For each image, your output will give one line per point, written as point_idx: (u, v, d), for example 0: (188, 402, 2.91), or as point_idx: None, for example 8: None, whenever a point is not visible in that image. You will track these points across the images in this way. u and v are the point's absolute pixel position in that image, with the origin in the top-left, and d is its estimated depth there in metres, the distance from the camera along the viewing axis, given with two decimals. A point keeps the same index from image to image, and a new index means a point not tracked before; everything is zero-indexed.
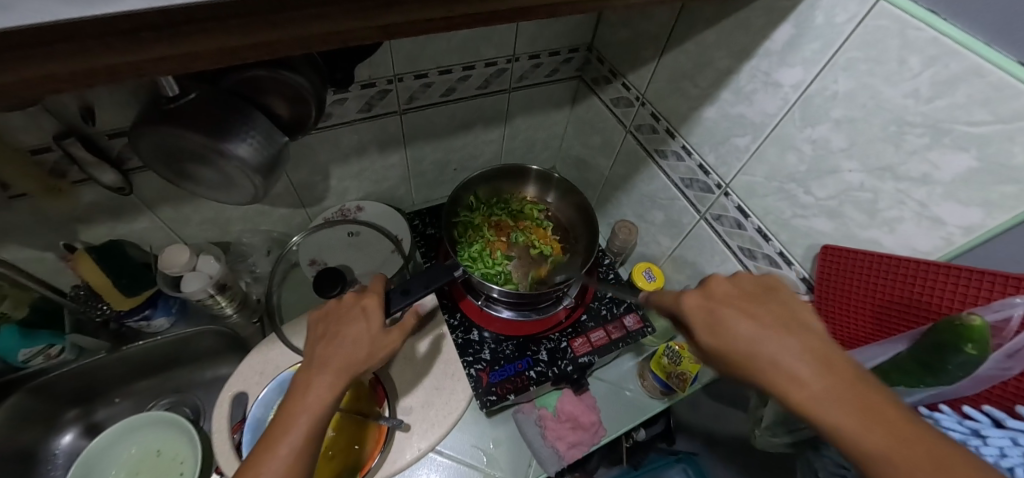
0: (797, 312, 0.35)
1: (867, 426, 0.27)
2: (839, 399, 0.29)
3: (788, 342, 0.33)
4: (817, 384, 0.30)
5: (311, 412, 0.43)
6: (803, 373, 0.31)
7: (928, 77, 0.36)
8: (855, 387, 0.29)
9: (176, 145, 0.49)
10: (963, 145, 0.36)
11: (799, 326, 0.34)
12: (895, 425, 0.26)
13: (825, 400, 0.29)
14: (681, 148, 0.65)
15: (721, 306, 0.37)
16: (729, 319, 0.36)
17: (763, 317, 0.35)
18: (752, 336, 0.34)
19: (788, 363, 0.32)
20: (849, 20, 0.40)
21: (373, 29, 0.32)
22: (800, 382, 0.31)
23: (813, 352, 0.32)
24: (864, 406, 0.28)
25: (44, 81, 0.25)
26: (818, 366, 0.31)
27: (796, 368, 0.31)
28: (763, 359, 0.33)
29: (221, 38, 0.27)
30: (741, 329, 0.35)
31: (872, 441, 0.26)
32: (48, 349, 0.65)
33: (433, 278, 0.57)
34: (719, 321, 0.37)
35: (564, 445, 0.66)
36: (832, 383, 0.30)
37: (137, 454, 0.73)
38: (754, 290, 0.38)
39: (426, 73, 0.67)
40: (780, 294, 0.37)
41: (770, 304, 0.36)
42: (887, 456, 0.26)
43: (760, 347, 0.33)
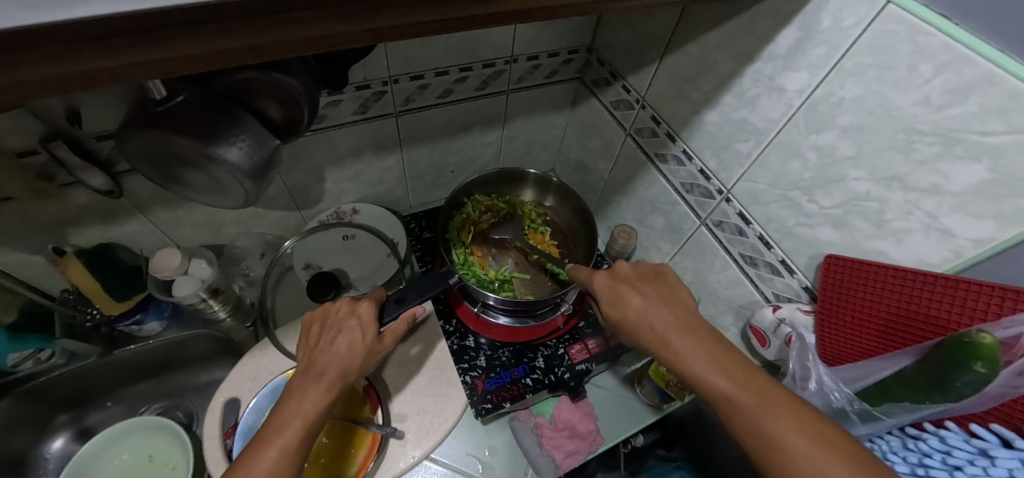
0: (673, 287, 0.45)
1: (715, 372, 0.35)
2: (697, 356, 0.37)
3: (664, 313, 0.41)
4: (684, 346, 0.38)
5: (304, 419, 0.42)
6: (670, 335, 0.40)
7: (940, 84, 0.35)
8: (709, 344, 0.38)
9: (163, 148, 0.47)
10: (975, 156, 0.34)
11: (668, 292, 0.44)
12: (726, 361, 0.36)
13: (688, 356, 0.37)
14: (682, 152, 0.64)
15: (621, 286, 0.46)
16: (625, 297, 0.45)
17: (649, 295, 0.44)
18: (639, 311, 0.43)
19: (666, 332, 0.40)
20: (857, 24, 0.38)
21: (362, 32, 0.30)
22: (673, 345, 0.39)
23: (681, 320, 0.40)
24: (710, 356, 0.36)
25: (13, 88, 0.23)
26: (682, 330, 0.39)
27: (666, 330, 0.40)
28: (651, 330, 0.41)
29: (200, 43, 0.25)
30: (633, 305, 0.44)
31: (717, 383, 0.35)
32: (38, 354, 0.65)
33: (429, 287, 0.56)
34: (618, 299, 0.45)
35: (561, 454, 0.65)
36: (693, 342, 0.38)
37: (130, 459, 0.72)
38: (647, 271, 0.47)
39: (423, 75, 0.66)
40: (664, 275, 0.47)
41: (659, 283, 0.45)
42: (726, 393, 0.34)
43: (648, 321, 0.42)
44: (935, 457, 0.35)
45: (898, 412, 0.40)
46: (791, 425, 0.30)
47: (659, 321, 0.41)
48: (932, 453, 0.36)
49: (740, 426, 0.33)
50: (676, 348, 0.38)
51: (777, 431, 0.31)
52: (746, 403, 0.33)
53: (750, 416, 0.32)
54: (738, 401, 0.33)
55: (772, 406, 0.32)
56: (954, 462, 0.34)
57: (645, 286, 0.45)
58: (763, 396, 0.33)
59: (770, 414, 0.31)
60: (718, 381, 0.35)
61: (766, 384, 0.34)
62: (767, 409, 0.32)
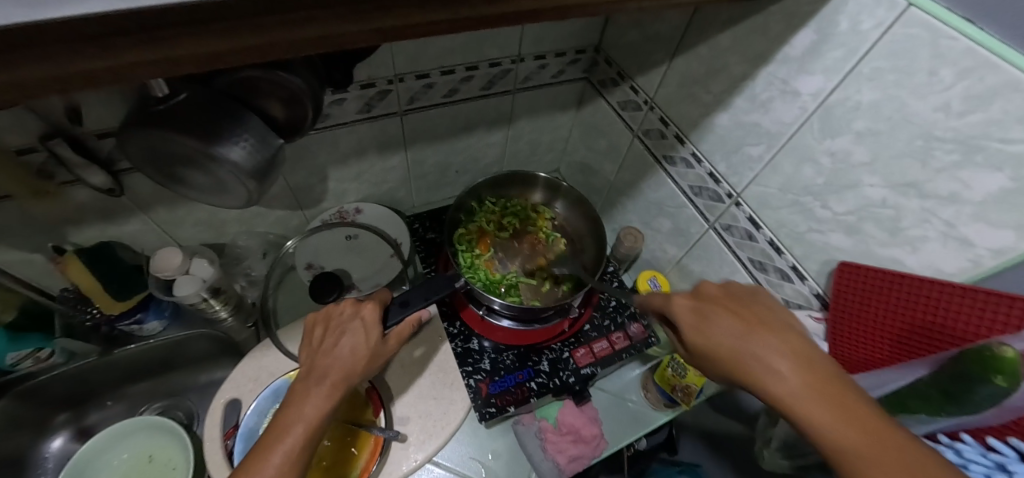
0: (773, 313, 0.38)
1: (842, 427, 0.29)
2: (810, 400, 0.31)
3: (763, 342, 0.35)
4: (796, 389, 0.32)
5: (306, 424, 0.41)
6: (773, 371, 0.33)
7: (961, 90, 0.34)
8: (827, 388, 0.31)
9: (165, 147, 0.46)
10: (996, 164, 0.33)
11: (766, 318, 0.37)
12: (851, 413, 0.29)
13: (797, 401, 0.31)
14: (690, 155, 0.63)
15: (709, 308, 0.40)
16: (713, 319, 0.39)
17: (744, 322, 0.37)
18: (730, 336, 0.37)
19: (769, 364, 0.34)
20: (876, 27, 0.38)
21: (370, 32, 0.29)
22: (777, 386, 0.33)
23: (787, 352, 0.34)
24: (829, 402, 0.30)
25: (9, 88, 0.23)
26: (795, 367, 0.33)
27: (768, 364, 0.34)
28: (749, 364, 0.35)
29: (203, 42, 0.25)
30: (722, 328, 0.38)
31: (840, 442, 0.28)
32: (38, 353, 0.63)
33: (434, 290, 0.55)
34: (703, 322, 0.40)
35: (565, 458, 0.64)
36: (805, 385, 0.31)
37: (129, 459, 0.71)
38: (736, 292, 0.41)
39: (428, 74, 0.65)
40: (758, 298, 0.40)
41: (756, 307, 0.39)
42: (848, 452, 0.28)
43: (741, 350, 0.36)
44: None
45: (912, 422, 0.39)
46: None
47: (759, 354, 0.35)
48: None
49: None
50: (781, 387, 0.32)
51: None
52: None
53: None
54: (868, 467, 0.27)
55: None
56: (968, 474, 0.33)
57: (738, 309, 0.39)
58: (914, 474, 0.25)
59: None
60: (845, 438, 0.28)
61: (911, 452, 0.26)
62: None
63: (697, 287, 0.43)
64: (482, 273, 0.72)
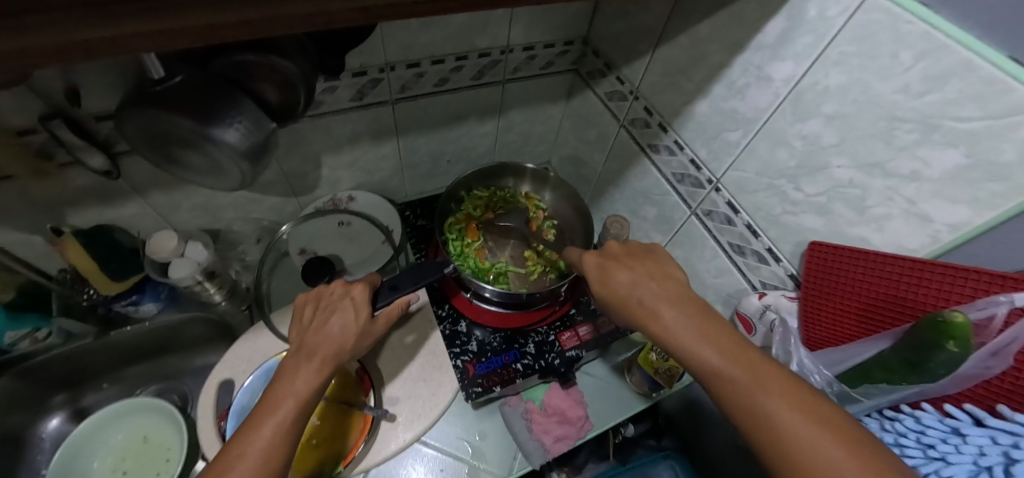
0: (662, 264, 0.44)
1: (707, 349, 0.35)
2: (708, 344, 0.35)
3: (670, 301, 0.40)
4: (700, 336, 0.36)
5: (297, 397, 0.43)
6: (679, 322, 0.38)
7: (919, 71, 0.36)
8: (713, 330, 0.36)
9: (162, 127, 0.48)
10: (952, 142, 0.35)
11: (660, 271, 0.43)
12: (742, 352, 0.34)
13: (699, 348, 0.35)
14: (673, 143, 0.65)
15: (613, 266, 0.45)
16: (616, 274, 0.44)
17: (654, 284, 0.42)
18: (647, 295, 0.41)
19: (654, 302, 0.40)
20: (842, 12, 0.39)
21: (355, 11, 0.31)
22: (684, 335, 0.37)
23: (680, 304, 0.39)
24: (726, 343, 0.35)
25: (12, 56, 0.24)
26: (672, 305, 0.39)
27: (658, 308, 0.39)
28: (660, 321, 0.39)
29: (196, 15, 0.26)
30: (637, 288, 0.42)
31: (709, 361, 0.34)
32: (36, 333, 0.65)
33: (423, 274, 0.56)
34: (608, 278, 0.45)
35: (550, 439, 0.66)
36: (700, 330, 0.36)
37: (124, 439, 0.73)
38: (635, 251, 0.47)
39: (419, 63, 0.66)
40: (653, 255, 0.46)
41: (647, 260, 0.45)
42: (737, 383, 0.32)
43: (656, 309, 0.39)
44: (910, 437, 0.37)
45: (876, 393, 0.41)
46: (816, 425, 0.29)
47: (667, 310, 0.39)
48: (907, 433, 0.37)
49: (736, 404, 0.32)
50: (689, 339, 0.36)
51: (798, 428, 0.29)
52: (736, 378, 0.33)
53: (741, 393, 0.32)
54: (760, 399, 0.31)
55: (797, 403, 0.30)
56: (927, 440, 0.35)
57: (641, 266, 0.44)
58: (788, 394, 0.31)
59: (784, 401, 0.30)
60: (736, 373, 0.33)
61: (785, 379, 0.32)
62: (790, 403, 0.30)
63: (605, 248, 0.49)
64: (473, 261, 0.73)
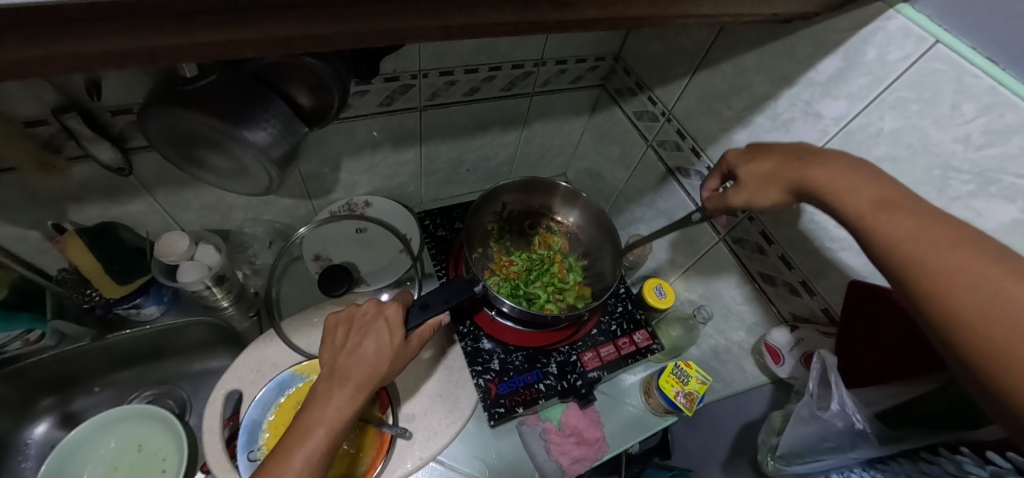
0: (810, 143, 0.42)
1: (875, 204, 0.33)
2: (859, 194, 0.34)
3: (818, 165, 0.38)
4: (866, 188, 0.34)
5: (329, 427, 0.41)
6: (844, 188, 0.35)
7: (981, 124, 0.36)
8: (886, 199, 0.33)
9: (190, 129, 0.45)
10: (1010, 196, 0.36)
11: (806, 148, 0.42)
12: (898, 207, 0.32)
13: (866, 199, 0.34)
14: (706, 168, 0.65)
15: (757, 157, 0.45)
16: (763, 163, 0.43)
17: (790, 166, 0.41)
18: (800, 169, 0.40)
19: (820, 181, 0.37)
20: (904, 59, 0.39)
21: (436, 29, 0.30)
22: (849, 190, 0.35)
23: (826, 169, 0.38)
24: (888, 204, 0.32)
25: (81, 57, 0.22)
26: (835, 173, 0.37)
27: (811, 175, 0.38)
28: (819, 182, 0.37)
29: (282, 26, 0.25)
30: (784, 173, 0.41)
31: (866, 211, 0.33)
32: (28, 334, 0.60)
33: (454, 294, 0.54)
34: (754, 168, 0.44)
35: (568, 460, 0.64)
36: (861, 190, 0.34)
37: (118, 447, 0.69)
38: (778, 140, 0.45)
39: (452, 71, 0.65)
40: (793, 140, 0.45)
41: (795, 146, 0.43)
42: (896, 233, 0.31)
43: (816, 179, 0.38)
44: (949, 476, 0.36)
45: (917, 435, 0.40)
46: (987, 265, 0.26)
47: (821, 172, 0.38)
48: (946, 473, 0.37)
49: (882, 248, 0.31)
50: (848, 195, 0.35)
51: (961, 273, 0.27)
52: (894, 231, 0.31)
53: (895, 240, 0.31)
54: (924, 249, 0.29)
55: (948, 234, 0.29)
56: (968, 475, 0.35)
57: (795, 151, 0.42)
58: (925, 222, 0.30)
59: (946, 245, 0.28)
60: (892, 215, 0.32)
61: (957, 233, 0.29)
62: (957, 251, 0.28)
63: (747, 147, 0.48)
64: (506, 273, 0.74)
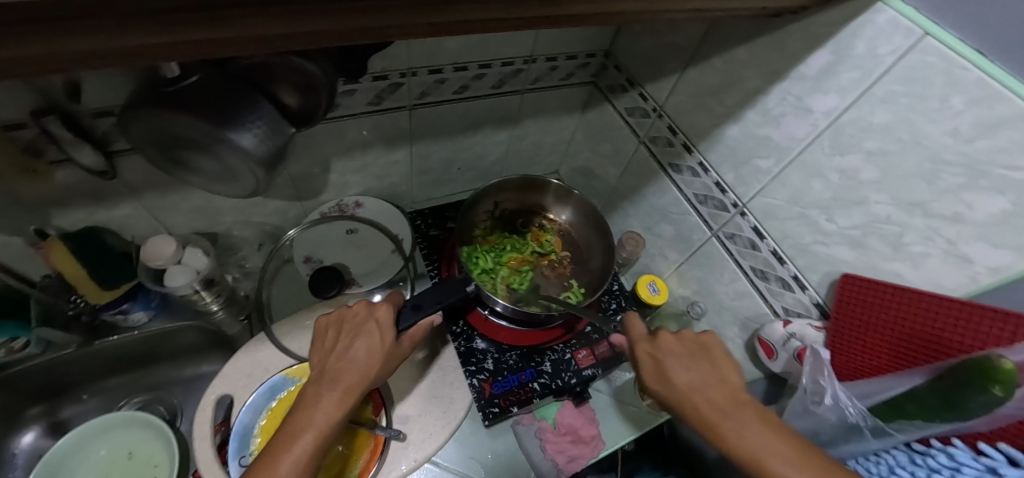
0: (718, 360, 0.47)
1: (757, 426, 0.38)
2: (751, 423, 0.38)
3: (717, 398, 0.42)
4: (749, 421, 0.39)
5: (317, 431, 0.40)
6: (733, 415, 0.40)
7: (971, 117, 0.36)
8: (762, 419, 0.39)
9: (173, 131, 0.44)
10: (1000, 189, 0.36)
11: (711, 357, 0.47)
12: (768, 421, 0.38)
13: (743, 434, 0.38)
14: (698, 164, 0.65)
15: (665, 352, 0.48)
16: (672, 367, 0.46)
17: (691, 379, 0.45)
18: (702, 386, 0.44)
19: (713, 395, 0.42)
20: (893, 52, 0.39)
21: (419, 27, 0.29)
22: (730, 422, 0.39)
23: (732, 401, 0.41)
24: (761, 419, 0.39)
25: (48, 59, 0.21)
26: (730, 404, 0.41)
27: (709, 394, 0.43)
28: (706, 408, 0.41)
29: (259, 25, 0.24)
30: (689, 384, 0.44)
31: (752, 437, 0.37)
32: (12, 342, 0.59)
33: (447, 294, 0.54)
34: (662, 363, 0.47)
35: (564, 458, 0.64)
36: (753, 421, 0.39)
37: (108, 455, 0.68)
38: (692, 345, 0.48)
39: (441, 69, 0.64)
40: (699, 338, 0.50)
41: (701, 358, 0.47)
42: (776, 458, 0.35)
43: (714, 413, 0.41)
44: (944, 474, 0.37)
45: (909, 428, 0.41)
46: None
47: (709, 399, 0.42)
48: (940, 469, 0.38)
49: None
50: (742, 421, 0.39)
51: None
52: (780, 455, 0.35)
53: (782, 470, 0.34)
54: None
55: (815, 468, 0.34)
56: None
57: (701, 363, 0.46)
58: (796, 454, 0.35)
59: (792, 468, 0.34)
60: (774, 445, 0.36)
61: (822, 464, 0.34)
62: None
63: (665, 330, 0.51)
64: (500, 271, 0.73)
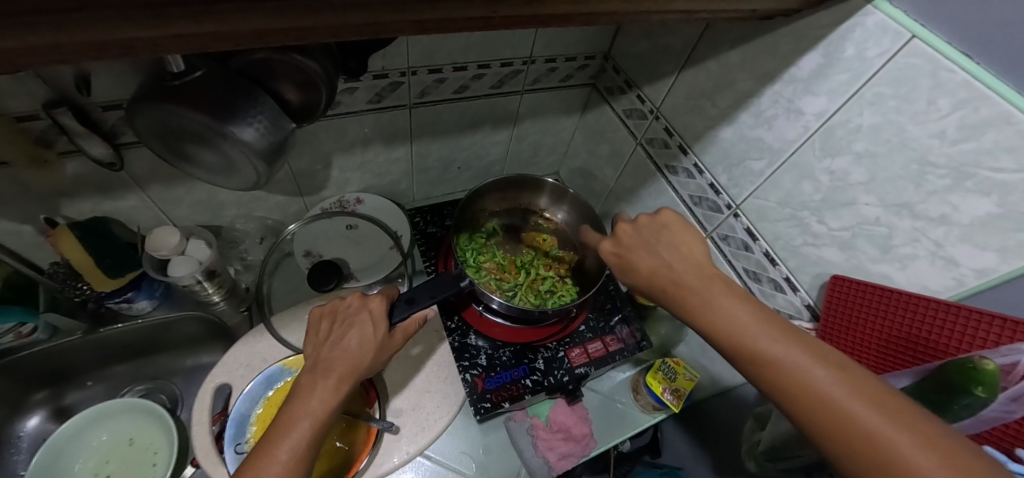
0: (685, 246, 0.44)
1: (738, 314, 0.36)
2: (730, 312, 0.36)
3: (696, 289, 0.39)
4: (729, 308, 0.37)
5: (313, 419, 0.41)
6: (714, 305, 0.38)
7: (956, 119, 0.36)
8: (748, 308, 0.36)
9: (177, 124, 0.46)
10: (985, 190, 0.36)
11: (682, 247, 0.44)
12: (757, 312, 0.36)
13: (735, 312, 0.36)
14: (693, 166, 0.65)
15: (637, 252, 0.46)
16: (642, 260, 0.45)
17: (675, 270, 0.42)
18: (678, 275, 0.41)
19: (691, 286, 0.40)
20: (881, 55, 0.40)
21: (410, 23, 0.30)
22: (722, 305, 0.37)
23: (707, 285, 0.39)
24: (749, 309, 0.36)
25: (54, 48, 0.23)
26: (708, 291, 0.39)
27: (688, 287, 0.40)
28: (695, 296, 0.39)
29: (253, 19, 0.25)
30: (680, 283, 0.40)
31: (738, 327, 0.35)
32: (20, 328, 0.61)
33: (440, 289, 0.54)
34: (633, 262, 0.45)
35: (555, 456, 0.64)
36: (734, 306, 0.37)
37: (108, 441, 0.69)
38: (654, 232, 0.46)
39: (441, 69, 0.65)
40: (668, 227, 0.46)
41: (670, 245, 0.44)
42: (768, 347, 0.33)
43: (695, 299, 0.39)
44: None
45: None
46: (825, 371, 0.31)
47: (696, 289, 0.39)
48: None
49: (759, 366, 0.33)
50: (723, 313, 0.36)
51: (826, 386, 0.30)
52: (762, 345, 0.33)
53: (768, 355, 0.33)
54: (794, 367, 0.32)
55: (805, 350, 0.32)
56: None
57: (669, 253, 0.44)
58: (784, 336, 0.34)
59: (783, 348, 0.33)
60: (755, 332, 0.34)
61: (809, 345, 0.33)
62: (817, 365, 0.31)
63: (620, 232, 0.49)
64: (495, 267, 0.75)
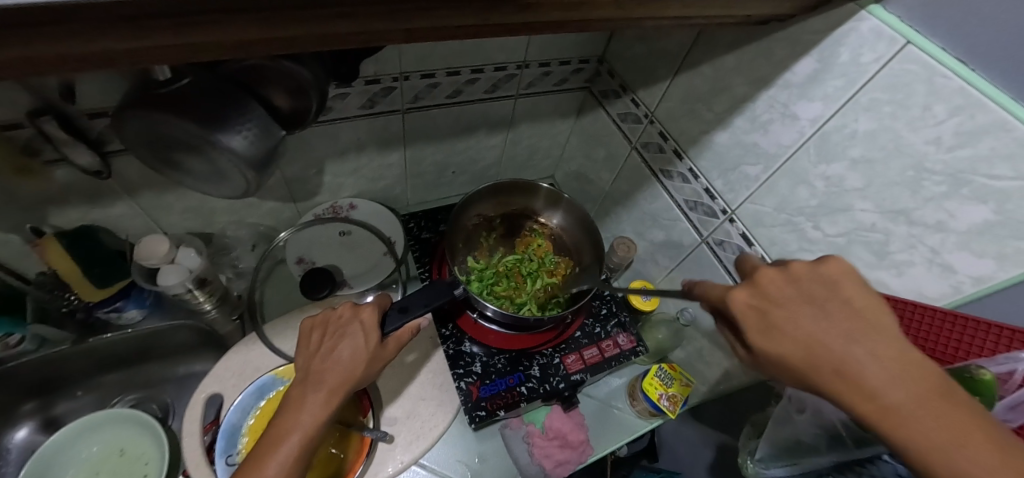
0: (857, 297, 0.27)
1: (905, 389, 0.23)
2: (890, 377, 0.24)
3: (840, 340, 0.26)
4: (888, 374, 0.24)
5: (303, 432, 0.41)
6: (873, 373, 0.24)
7: (952, 125, 0.36)
8: (917, 378, 0.24)
9: (165, 133, 0.45)
10: (982, 198, 0.35)
11: (866, 313, 0.26)
12: (936, 389, 0.23)
13: (897, 382, 0.24)
14: (688, 170, 0.65)
15: (778, 306, 0.28)
16: (786, 312, 0.28)
17: (830, 328, 0.26)
18: (831, 334, 0.26)
19: (847, 348, 0.25)
20: (876, 60, 0.39)
21: (399, 32, 0.30)
22: (878, 372, 0.24)
23: (876, 348, 0.25)
24: (925, 384, 0.23)
25: (26, 62, 0.22)
26: (864, 347, 0.25)
27: (835, 343, 0.26)
28: (848, 362, 0.25)
29: (236, 30, 0.24)
30: (820, 336, 0.26)
31: (897, 403, 0.23)
32: (7, 338, 0.60)
33: (436, 296, 0.52)
34: (761, 310, 0.29)
35: (551, 463, 0.64)
36: (896, 371, 0.24)
37: (98, 452, 0.68)
38: (809, 277, 0.28)
39: (434, 74, 0.64)
40: (834, 272, 0.28)
41: (825, 287, 0.28)
42: (936, 443, 0.22)
43: (841, 356, 0.25)
44: None
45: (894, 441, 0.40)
46: None
47: (852, 351, 0.25)
48: None
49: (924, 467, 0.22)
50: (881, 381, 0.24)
51: None
52: (932, 439, 0.22)
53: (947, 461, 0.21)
54: None
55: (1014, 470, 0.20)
56: None
57: (827, 303, 0.27)
58: (976, 437, 0.21)
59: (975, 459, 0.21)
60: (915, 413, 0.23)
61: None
62: None
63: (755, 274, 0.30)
64: (496, 275, 0.74)
